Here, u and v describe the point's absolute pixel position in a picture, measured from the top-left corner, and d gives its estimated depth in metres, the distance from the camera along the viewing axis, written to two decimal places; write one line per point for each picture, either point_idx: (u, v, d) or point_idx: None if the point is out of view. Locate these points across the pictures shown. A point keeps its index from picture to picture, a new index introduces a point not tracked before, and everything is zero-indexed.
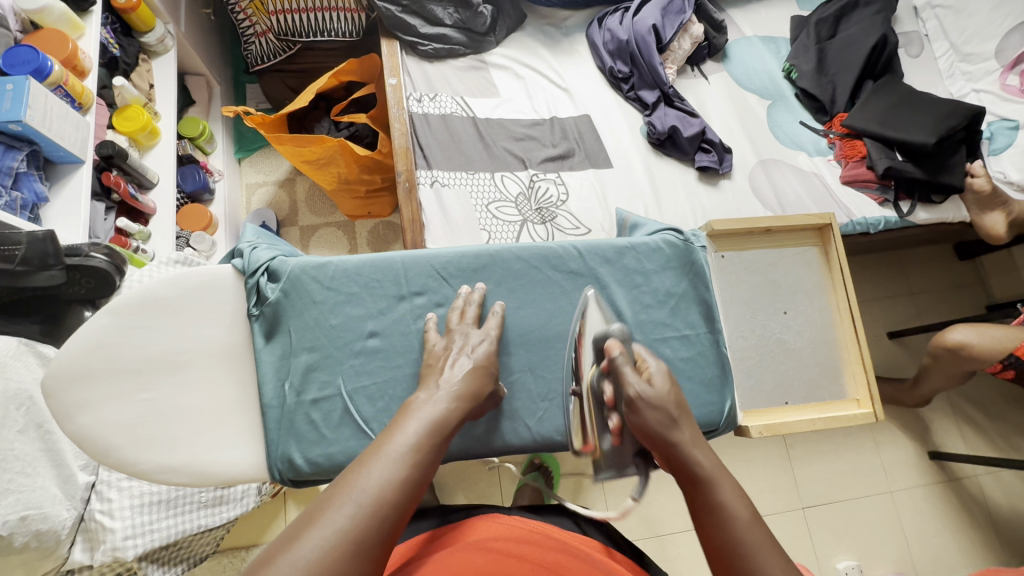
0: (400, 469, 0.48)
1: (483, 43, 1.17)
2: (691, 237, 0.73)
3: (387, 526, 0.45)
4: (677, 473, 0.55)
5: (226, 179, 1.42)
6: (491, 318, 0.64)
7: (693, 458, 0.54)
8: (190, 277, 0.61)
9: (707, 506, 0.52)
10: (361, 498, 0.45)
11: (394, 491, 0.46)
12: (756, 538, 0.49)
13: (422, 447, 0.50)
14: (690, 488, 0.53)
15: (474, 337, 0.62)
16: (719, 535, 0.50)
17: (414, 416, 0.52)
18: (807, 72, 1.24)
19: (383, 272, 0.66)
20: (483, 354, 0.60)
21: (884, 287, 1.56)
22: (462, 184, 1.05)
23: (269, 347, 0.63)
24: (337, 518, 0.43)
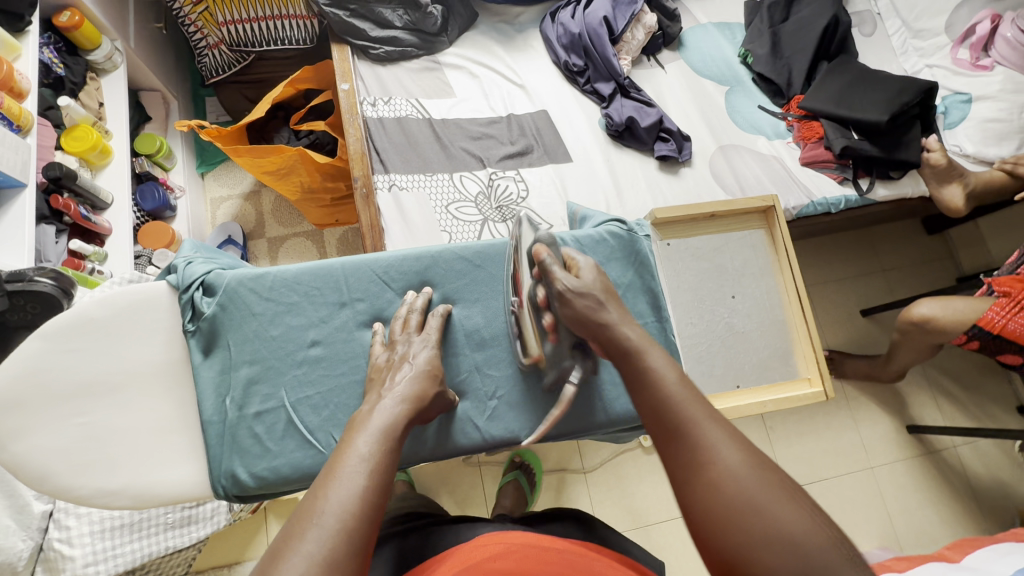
0: (361, 479, 0.46)
1: (435, 43, 1.16)
2: (636, 227, 0.73)
3: (362, 538, 0.42)
4: (609, 351, 0.55)
5: (188, 195, 1.39)
6: (432, 321, 0.64)
7: (622, 334, 0.54)
8: (124, 296, 0.61)
9: (636, 373, 0.52)
10: (328, 520, 0.42)
11: (361, 503, 0.44)
12: (681, 389, 0.49)
13: (382, 457, 0.49)
14: (619, 359, 0.54)
15: (416, 342, 0.61)
16: (651, 397, 0.50)
17: (363, 429, 0.51)
18: (762, 56, 1.25)
19: (322, 279, 0.65)
20: (428, 359, 0.60)
21: (854, 265, 1.57)
22: (420, 187, 1.04)
23: (208, 362, 0.62)
24: (307, 546, 0.40)
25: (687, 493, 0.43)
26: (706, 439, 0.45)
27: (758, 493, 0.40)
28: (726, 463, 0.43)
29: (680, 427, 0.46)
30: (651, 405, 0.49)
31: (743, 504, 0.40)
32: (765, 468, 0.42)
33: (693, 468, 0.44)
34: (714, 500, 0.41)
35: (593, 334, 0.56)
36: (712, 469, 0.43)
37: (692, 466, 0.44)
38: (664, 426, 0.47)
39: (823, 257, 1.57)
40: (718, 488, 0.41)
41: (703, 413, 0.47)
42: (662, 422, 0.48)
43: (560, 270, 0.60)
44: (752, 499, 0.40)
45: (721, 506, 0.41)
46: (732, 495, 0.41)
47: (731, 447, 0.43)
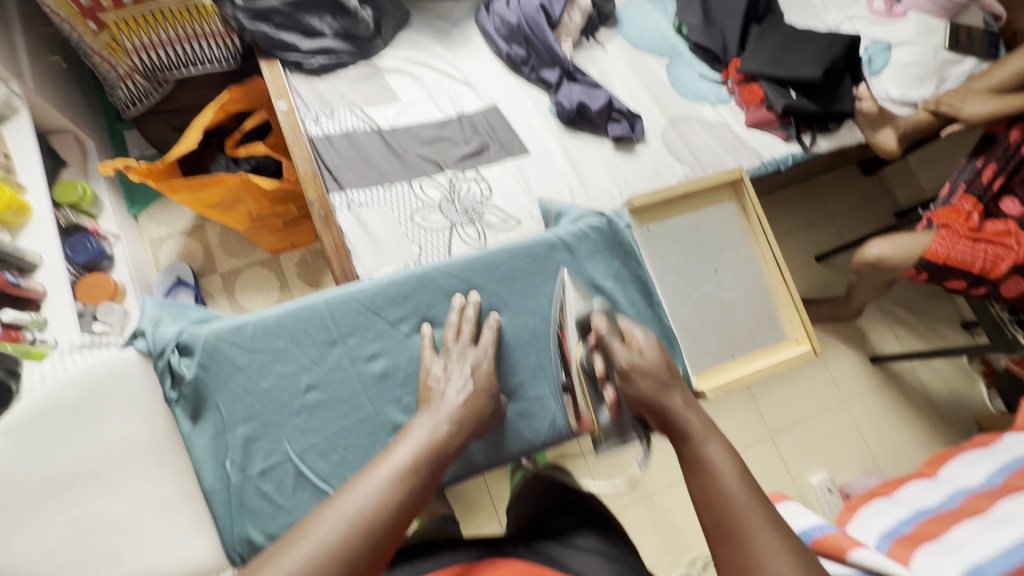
0: (394, 487, 0.48)
1: (370, 48, 1.12)
2: (614, 218, 0.74)
3: (377, 542, 0.44)
4: (669, 435, 0.58)
5: (124, 240, 1.29)
6: (486, 334, 0.65)
7: (683, 420, 0.57)
8: (87, 375, 0.57)
9: (696, 459, 0.54)
10: (353, 515, 0.45)
11: (387, 510, 0.46)
12: (740, 486, 0.50)
13: (422, 471, 0.50)
14: (678, 445, 0.56)
15: (473, 355, 0.63)
16: (707, 490, 0.51)
17: (412, 438, 0.53)
18: (695, 25, 1.27)
19: (307, 320, 0.62)
20: (482, 372, 0.62)
21: (804, 215, 1.65)
22: (380, 201, 1.01)
23: (199, 429, 0.61)
24: (328, 535, 0.43)
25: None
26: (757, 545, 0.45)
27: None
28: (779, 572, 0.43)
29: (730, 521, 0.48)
30: (704, 491, 0.51)
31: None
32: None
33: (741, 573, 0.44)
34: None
35: (652, 412, 0.59)
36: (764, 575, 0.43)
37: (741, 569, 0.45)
38: (718, 517, 0.49)
39: (775, 212, 1.64)
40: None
41: (758, 510, 0.48)
42: (714, 514, 0.49)
43: (618, 344, 0.63)
44: None
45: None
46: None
47: (786, 558, 0.44)
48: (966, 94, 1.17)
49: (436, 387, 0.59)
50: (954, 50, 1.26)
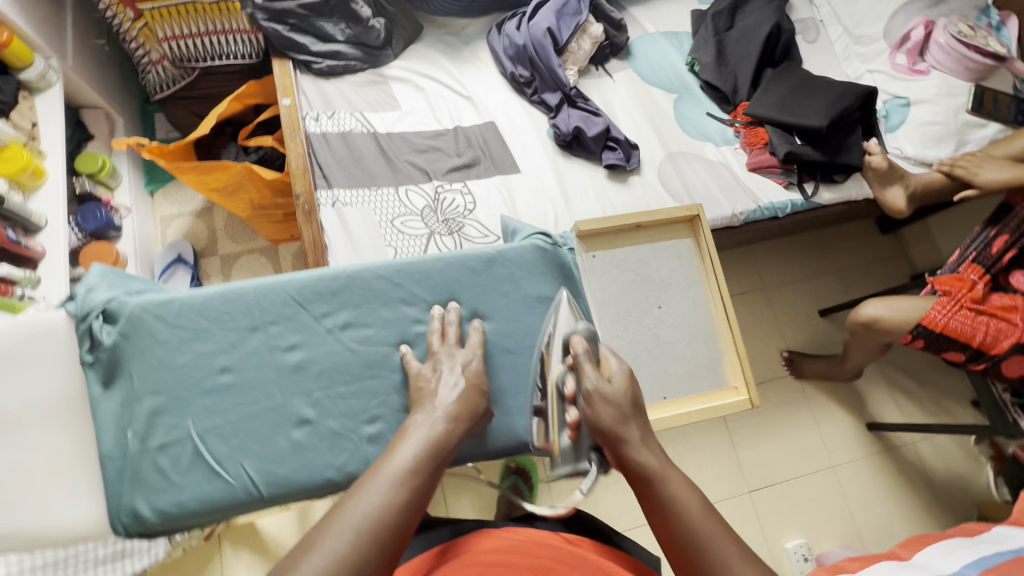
0: (399, 492, 0.45)
1: (380, 56, 1.15)
2: (559, 240, 0.69)
3: (385, 551, 0.43)
4: (628, 474, 0.54)
5: (134, 214, 1.35)
6: (473, 336, 0.60)
7: (640, 459, 0.53)
8: (15, 328, 0.56)
9: (655, 504, 0.51)
10: (359, 524, 0.43)
11: (393, 514, 0.44)
12: (700, 522, 0.49)
13: (423, 475, 0.48)
14: (640, 488, 0.52)
15: (458, 356, 0.57)
16: (674, 528, 0.49)
17: (410, 438, 0.50)
18: (708, 64, 1.26)
19: (234, 303, 0.57)
20: (474, 373, 0.57)
21: (812, 266, 1.60)
22: (365, 202, 1.03)
23: (109, 394, 0.53)
24: (337, 545, 0.41)
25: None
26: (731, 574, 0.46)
27: None
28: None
29: (705, 561, 0.47)
30: (668, 534, 0.50)
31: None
32: None
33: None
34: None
35: (617, 447, 0.54)
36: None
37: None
38: (685, 556, 0.48)
39: (781, 260, 1.59)
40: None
41: (731, 549, 0.48)
42: (681, 551, 0.49)
43: (591, 367, 0.57)
44: None
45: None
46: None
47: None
48: (982, 160, 1.11)
49: (431, 382, 0.55)
50: (977, 113, 1.20)
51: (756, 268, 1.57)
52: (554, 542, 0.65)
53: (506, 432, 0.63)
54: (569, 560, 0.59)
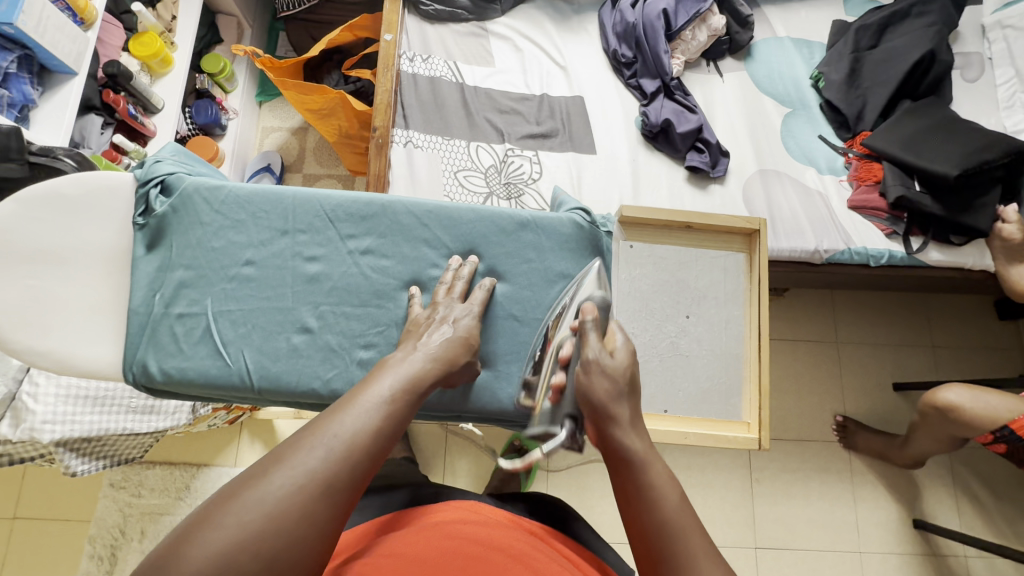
0: (376, 416, 0.44)
1: (486, 10, 1.14)
2: (600, 220, 0.65)
3: (359, 471, 0.41)
4: (607, 455, 0.49)
5: (241, 118, 1.47)
6: (477, 293, 0.59)
7: (624, 441, 0.48)
8: (92, 178, 0.58)
9: (630, 495, 0.47)
10: (333, 444, 0.41)
11: (368, 437, 0.43)
12: (677, 518, 0.45)
13: (401, 409, 0.46)
14: (619, 471, 0.48)
15: (458, 310, 0.57)
16: (646, 523, 0.45)
17: (391, 371, 0.49)
18: (835, 82, 1.13)
19: (272, 204, 0.60)
20: (466, 328, 0.56)
21: (899, 333, 1.42)
22: (435, 148, 1.04)
23: (149, 257, 0.58)
24: (308, 460, 0.40)
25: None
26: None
27: None
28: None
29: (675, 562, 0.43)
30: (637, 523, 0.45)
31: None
32: None
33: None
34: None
35: (599, 422, 0.50)
36: None
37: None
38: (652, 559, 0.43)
39: (864, 317, 1.42)
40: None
41: (703, 549, 0.43)
42: (649, 552, 0.44)
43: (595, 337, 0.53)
44: None
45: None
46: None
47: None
48: None
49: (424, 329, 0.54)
50: None
51: (831, 318, 1.42)
52: (514, 525, 0.62)
53: (492, 396, 0.61)
54: (517, 541, 0.57)
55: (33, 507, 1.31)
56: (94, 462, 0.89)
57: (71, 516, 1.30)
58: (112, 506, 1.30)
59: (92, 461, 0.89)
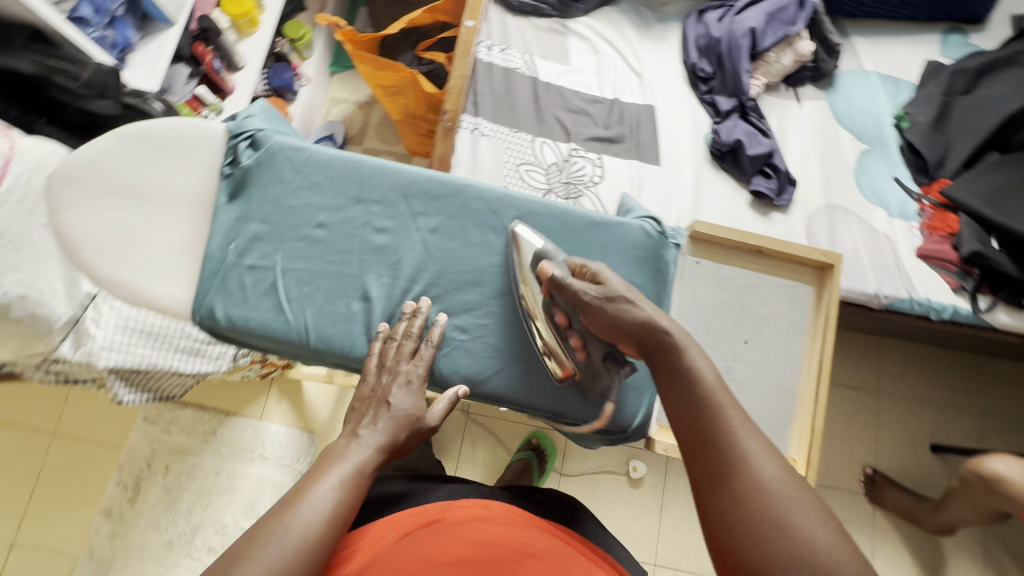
0: (325, 507, 0.47)
1: (569, 8, 1.14)
2: (670, 232, 0.63)
3: (311, 565, 0.44)
4: (648, 344, 0.54)
5: (312, 86, 1.50)
6: (425, 352, 0.58)
7: (664, 329, 0.54)
8: (188, 124, 0.62)
9: (677, 380, 0.52)
10: (287, 538, 0.44)
11: (319, 530, 0.46)
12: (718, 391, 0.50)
13: (348, 498, 0.50)
14: (657, 356, 0.53)
15: (400, 396, 0.56)
16: (688, 398, 0.50)
17: (339, 461, 0.52)
18: (921, 124, 1.09)
19: (351, 171, 0.61)
20: (397, 411, 0.55)
21: (945, 393, 1.36)
22: (501, 139, 1.05)
23: (230, 206, 0.60)
24: (265, 559, 0.43)
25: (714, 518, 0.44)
26: (736, 444, 0.46)
27: (791, 503, 0.43)
28: (776, 485, 0.44)
29: (718, 424, 0.48)
30: (682, 402, 0.51)
31: (778, 545, 0.41)
32: (795, 481, 0.44)
33: (724, 488, 0.45)
34: (728, 503, 0.44)
35: (633, 336, 0.55)
36: (750, 475, 0.44)
37: (731, 488, 0.44)
38: (696, 430, 0.49)
39: (909, 370, 1.37)
40: (748, 500, 0.43)
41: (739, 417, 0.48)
42: (692, 424, 0.49)
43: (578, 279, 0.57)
44: (786, 508, 0.42)
45: (748, 530, 0.42)
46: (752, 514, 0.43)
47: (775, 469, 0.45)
48: None
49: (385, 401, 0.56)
50: None
51: (875, 367, 1.37)
52: (533, 524, 0.62)
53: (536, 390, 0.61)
54: (534, 541, 0.57)
55: (71, 427, 1.38)
56: (139, 394, 0.93)
57: (104, 442, 1.37)
58: (143, 438, 1.36)
59: (137, 392, 0.93)
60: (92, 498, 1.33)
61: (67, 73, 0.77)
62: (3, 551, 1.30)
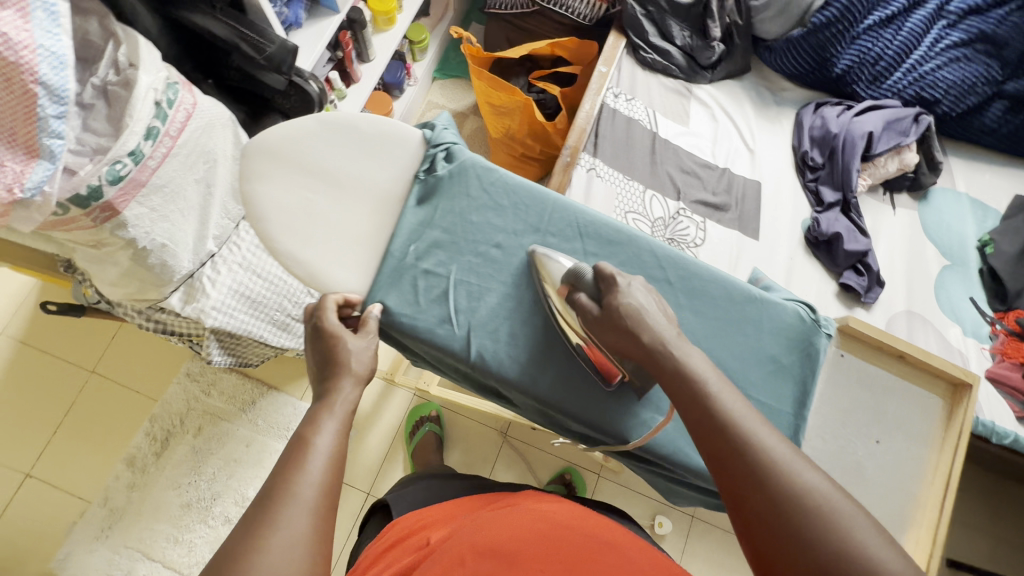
0: (329, 452, 0.48)
1: (697, 74, 1.19)
2: (823, 321, 0.63)
3: (331, 514, 0.45)
4: (639, 354, 0.52)
5: (418, 87, 1.54)
6: (331, 305, 0.57)
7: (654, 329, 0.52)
8: (388, 124, 0.64)
9: (691, 399, 0.48)
10: (305, 497, 0.44)
11: (330, 475, 0.46)
12: (733, 404, 0.47)
13: (342, 449, 0.49)
14: (660, 358, 0.51)
15: (352, 343, 0.55)
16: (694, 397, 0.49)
17: (327, 411, 0.51)
18: (1005, 253, 1.13)
19: (534, 200, 0.64)
20: (351, 356, 0.55)
21: (969, 511, 1.38)
22: (615, 184, 1.08)
23: (417, 210, 0.63)
24: (295, 521, 0.42)
25: (774, 550, 0.41)
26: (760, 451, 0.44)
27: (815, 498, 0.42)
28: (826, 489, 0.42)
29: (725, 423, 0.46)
30: (700, 419, 0.47)
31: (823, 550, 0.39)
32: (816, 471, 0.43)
33: (775, 513, 0.41)
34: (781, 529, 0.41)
35: (634, 352, 0.53)
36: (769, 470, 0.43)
37: (785, 519, 0.41)
38: (721, 449, 0.45)
39: None
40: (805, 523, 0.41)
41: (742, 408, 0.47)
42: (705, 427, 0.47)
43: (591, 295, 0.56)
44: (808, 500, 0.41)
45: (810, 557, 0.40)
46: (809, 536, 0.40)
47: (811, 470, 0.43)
48: None
49: (339, 343, 0.55)
50: None
51: None
52: (592, 514, 0.73)
53: (556, 381, 0.60)
54: (597, 524, 0.68)
55: (111, 369, 1.37)
56: (227, 358, 0.93)
57: (141, 390, 1.36)
58: (181, 394, 1.35)
59: (226, 357, 0.93)
60: (118, 444, 1.31)
61: (252, 44, 0.78)
62: (15, 481, 1.26)
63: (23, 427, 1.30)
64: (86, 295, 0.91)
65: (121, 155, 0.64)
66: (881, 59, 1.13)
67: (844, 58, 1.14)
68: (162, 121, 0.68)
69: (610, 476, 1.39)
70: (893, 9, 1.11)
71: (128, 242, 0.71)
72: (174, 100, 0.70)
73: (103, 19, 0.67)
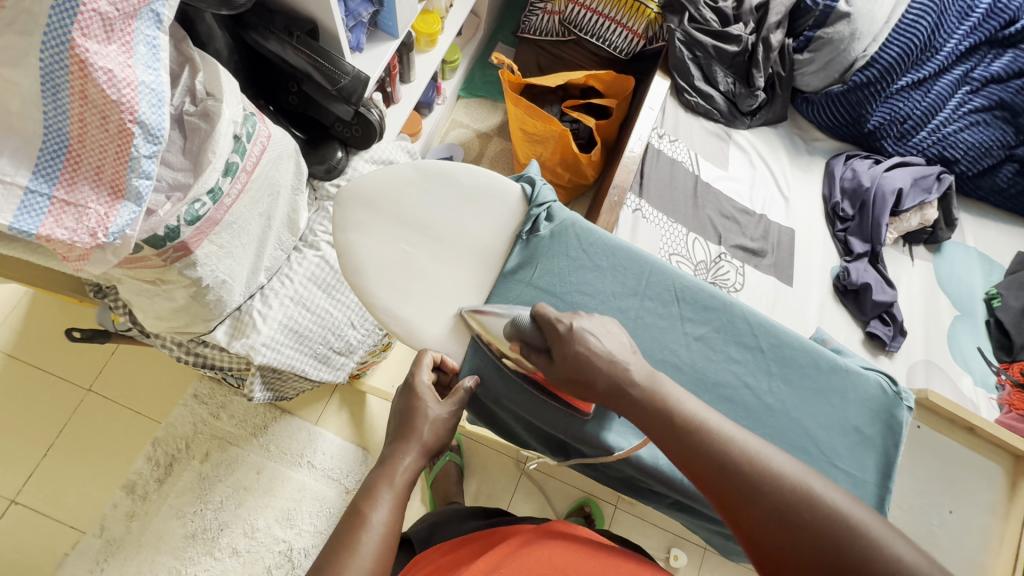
0: (381, 529, 0.46)
1: (736, 120, 1.23)
2: (903, 393, 0.65)
3: None
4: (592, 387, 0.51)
5: (445, 106, 1.51)
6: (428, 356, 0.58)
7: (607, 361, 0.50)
8: (488, 176, 0.63)
9: (665, 424, 0.48)
10: None
11: (384, 553, 0.45)
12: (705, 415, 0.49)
13: (397, 525, 0.47)
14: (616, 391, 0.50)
15: (433, 409, 0.55)
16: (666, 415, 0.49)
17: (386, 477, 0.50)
18: (1012, 308, 1.18)
19: (632, 262, 0.64)
20: (420, 424, 0.54)
21: None
22: (660, 226, 1.09)
23: (518, 270, 0.62)
24: None
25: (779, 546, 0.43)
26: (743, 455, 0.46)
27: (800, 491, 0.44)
28: (806, 478, 0.44)
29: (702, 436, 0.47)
30: (681, 444, 0.47)
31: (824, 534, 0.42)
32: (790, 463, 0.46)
33: (771, 516, 0.43)
34: (785, 537, 0.42)
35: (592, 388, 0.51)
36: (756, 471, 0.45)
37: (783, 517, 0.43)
38: (707, 469, 0.46)
39: None
40: (796, 514, 0.43)
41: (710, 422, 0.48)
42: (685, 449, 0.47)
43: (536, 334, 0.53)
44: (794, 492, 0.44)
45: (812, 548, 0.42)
46: (807, 528, 0.42)
47: (788, 464, 0.45)
48: None
49: (420, 410, 0.54)
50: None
51: None
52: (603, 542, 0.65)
53: (546, 410, 0.60)
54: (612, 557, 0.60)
55: (109, 387, 1.28)
56: (268, 393, 0.88)
57: (142, 411, 1.28)
58: (187, 416, 1.28)
59: (266, 393, 0.88)
60: (115, 468, 1.23)
61: (327, 75, 0.74)
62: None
63: (9, 448, 1.21)
64: (116, 322, 0.85)
65: (201, 193, 0.60)
66: (909, 118, 1.20)
67: (875, 115, 1.20)
68: (240, 156, 0.64)
69: (627, 509, 1.39)
70: (925, 73, 1.17)
71: (193, 281, 0.67)
72: (252, 134, 0.66)
73: (179, 43, 0.62)
